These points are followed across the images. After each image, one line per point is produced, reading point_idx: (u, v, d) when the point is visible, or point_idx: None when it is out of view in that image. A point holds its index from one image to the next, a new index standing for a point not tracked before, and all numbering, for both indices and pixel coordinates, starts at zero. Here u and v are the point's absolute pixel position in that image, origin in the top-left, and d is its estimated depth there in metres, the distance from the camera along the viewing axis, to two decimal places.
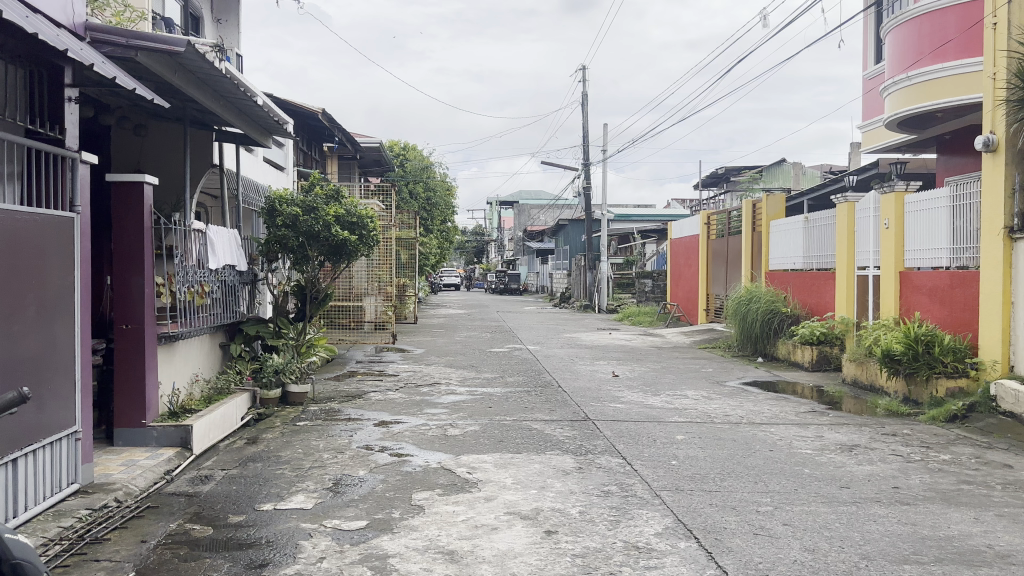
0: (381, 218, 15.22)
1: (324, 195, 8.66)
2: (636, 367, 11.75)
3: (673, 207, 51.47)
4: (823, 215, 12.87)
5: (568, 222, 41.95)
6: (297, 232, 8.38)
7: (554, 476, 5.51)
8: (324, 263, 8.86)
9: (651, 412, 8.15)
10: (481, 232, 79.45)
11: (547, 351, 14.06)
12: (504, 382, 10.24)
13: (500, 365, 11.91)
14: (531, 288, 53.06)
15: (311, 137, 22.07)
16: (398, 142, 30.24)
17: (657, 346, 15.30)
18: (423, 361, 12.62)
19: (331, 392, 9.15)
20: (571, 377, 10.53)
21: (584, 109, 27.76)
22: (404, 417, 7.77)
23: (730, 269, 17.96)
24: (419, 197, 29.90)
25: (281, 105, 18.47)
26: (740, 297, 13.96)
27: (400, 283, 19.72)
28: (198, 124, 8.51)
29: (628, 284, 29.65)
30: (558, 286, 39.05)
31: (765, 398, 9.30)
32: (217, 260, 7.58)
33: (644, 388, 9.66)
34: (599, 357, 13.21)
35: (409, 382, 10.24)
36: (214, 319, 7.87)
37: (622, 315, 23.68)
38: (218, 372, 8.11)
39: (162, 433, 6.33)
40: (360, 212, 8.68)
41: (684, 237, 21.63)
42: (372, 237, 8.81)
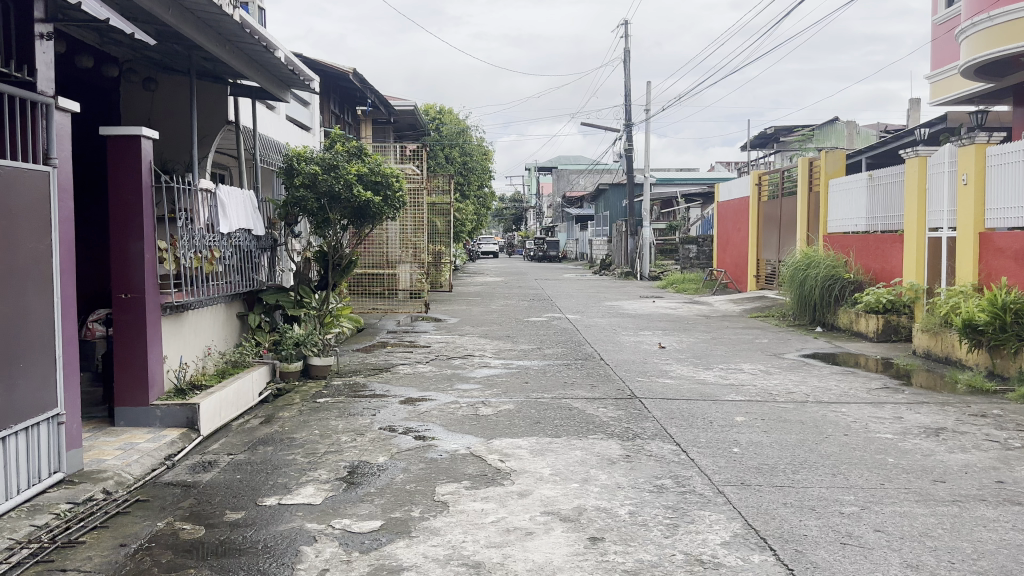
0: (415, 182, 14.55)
1: (346, 152, 7.98)
2: (684, 338, 10.96)
3: (717, 171, 49.91)
4: (889, 173, 11.82)
5: (608, 187, 40.83)
6: (317, 192, 7.71)
7: (598, 467, 4.80)
8: (347, 227, 8.21)
9: (705, 390, 7.39)
10: (519, 198, 78.48)
11: (588, 321, 13.33)
12: (542, 354, 9.54)
13: (538, 336, 11.21)
14: (570, 255, 52.13)
15: (343, 99, 21.41)
16: (434, 106, 29.44)
17: (704, 315, 14.44)
18: (458, 331, 11.99)
19: (357, 365, 8.56)
20: (614, 349, 9.80)
21: (626, 68, 26.60)
22: (433, 393, 7.13)
23: (783, 233, 16.94)
24: (455, 162, 29.15)
25: (311, 65, 17.82)
26: (796, 263, 13.04)
27: (435, 250, 19.09)
28: (210, 76, 7.88)
29: (671, 250, 28.65)
30: (598, 253, 38.11)
31: (829, 373, 8.46)
32: (229, 223, 6.98)
33: (694, 361, 8.89)
34: (644, 326, 12.44)
35: (441, 354, 9.61)
36: (230, 288, 7.30)
37: (665, 283, 22.77)
38: (235, 344, 7.56)
39: (166, 413, 5.80)
40: (385, 171, 7.99)
41: (733, 200, 20.56)
42: (399, 197, 8.13)
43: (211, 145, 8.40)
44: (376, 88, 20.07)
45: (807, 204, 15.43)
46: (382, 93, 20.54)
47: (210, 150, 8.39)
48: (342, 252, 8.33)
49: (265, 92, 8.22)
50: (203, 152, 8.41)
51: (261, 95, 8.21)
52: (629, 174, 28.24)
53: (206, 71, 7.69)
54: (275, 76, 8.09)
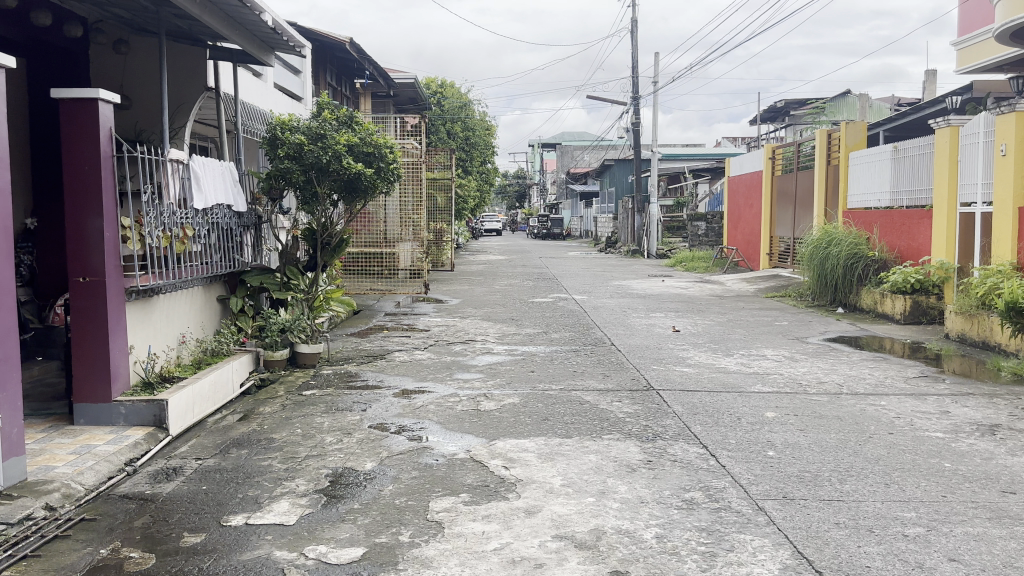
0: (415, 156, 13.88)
1: (334, 121, 7.26)
2: (699, 320, 10.33)
3: (723, 146, 49.05)
4: (917, 144, 11.09)
5: (614, 162, 40.03)
6: (303, 165, 7.00)
7: (617, 476, 4.18)
8: (338, 202, 7.52)
9: (727, 380, 6.76)
10: (522, 175, 77.58)
11: (596, 301, 12.72)
12: (548, 339, 8.93)
13: (544, 318, 10.60)
14: (575, 232, 51.39)
15: (341, 71, 20.65)
16: (435, 80, 28.65)
17: (717, 295, 13.80)
18: (459, 313, 11.38)
19: (350, 352, 7.95)
20: (625, 333, 9.17)
21: (634, 38, 25.75)
22: (431, 384, 6.51)
23: (800, 209, 16.25)
24: (457, 137, 28.39)
25: (305, 34, 17.06)
26: (815, 240, 12.37)
27: (437, 227, 18.44)
28: (187, 38, 7.18)
29: (679, 227, 27.95)
30: (603, 230, 37.42)
31: (859, 360, 7.82)
32: (204, 198, 6.31)
33: (712, 346, 8.26)
34: (655, 307, 11.83)
35: (441, 338, 8.99)
36: (207, 269, 6.64)
37: (673, 261, 22.11)
38: (215, 331, 6.91)
39: (131, 410, 5.19)
40: (379, 142, 7.28)
41: (745, 175, 19.82)
42: (394, 171, 7.44)
43: (188, 114, 7.64)
44: (374, 59, 19.32)
45: (825, 179, 14.74)
46: (380, 64, 19.78)
47: (187, 120, 7.62)
48: (333, 230, 7.66)
49: (246, 56, 7.48)
50: (180, 122, 7.66)
51: (242, 58, 7.47)
52: (636, 148, 27.46)
53: (180, 31, 6.98)
54: (257, 37, 7.35)
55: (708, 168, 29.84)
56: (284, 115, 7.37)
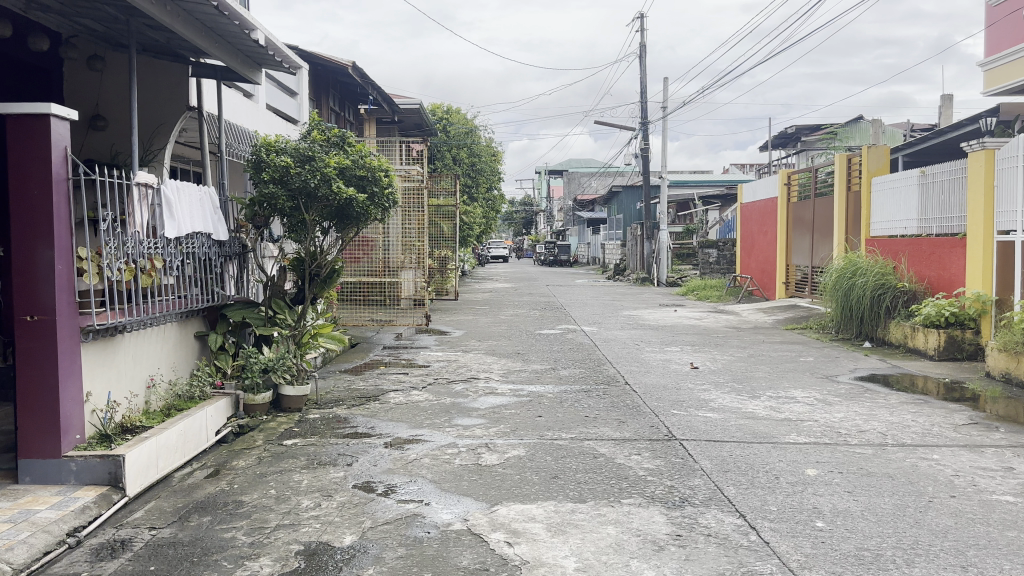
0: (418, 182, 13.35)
1: (325, 142, 6.69)
2: (718, 355, 9.66)
3: (732, 173, 48.65)
4: (946, 168, 10.51)
5: (622, 189, 39.50)
6: (290, 190, 6.41)
7: (642, 557, 3.51)
8: (329, 230, 6.93)
9: (757, 428, 6.08)
10: (529, 202, 77.19)
11: (606, 334, 12.06)
12: (557, 377, 8.27)
13: (552, 353, 9.94)
14: (582, 260, 50.77)
15: (344, 96, 20.23)
16: (441, 106, 28.30)
17: (734, 327, 13.13)
18: (462, 346, 10.73)
19: (341, 392, 7.30)
20: (640, 371, 8.50)
21: (643, 63, 25.35)
22: (426, 432, 5.85)
23: (818, 237, 15.62)
24: (463, 163, 27.93)
25: (306, 57, 16.63)
26: (838, 270, 11.72)
27: (441, 255, 17.85)
28: (167, 54, 6.64)
29: (689, 255, 27.29)
30: (612, 258, 36.80)
31: (898, 403, 7.14)
32: (177, 227, 5.71)
33: (735, 387, 7.60)
34: (670, 341, 11.15)
35: (440, 375, 8.34)
36: (182, 304, 6.03)
37: (685, 289, 21.44)
38: (191, 371, 6.30)
39: (83, 467, 4.56)
40: (373, 165, 6.71)
41: (758, 202, 19.19)
42: (390, 196, 6.86)
43: (169, 135, 7.08)
44: (377, 83, 18.89)
45: (845, 205, 14.16)
46: (384, 89, 19.35)
47: (167, 142, 7.07)
48: (324, 260, 7.06)
49: (231, 73, 6.93)
50: (159, 144, 7.11)
51: (226, 75, 6.92)
52: (645, 175, 26.92)
53: (158, 46, 6.45)
54: (243, 54, 6.81)
55: (718, 195, 29.25)
56: (270, 135, 6.80)
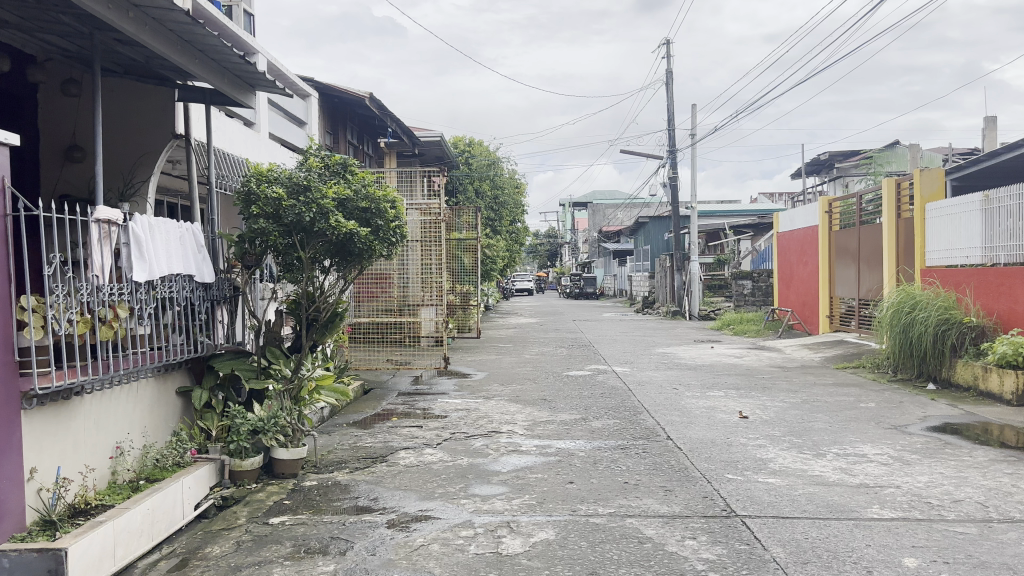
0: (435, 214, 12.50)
1: (321, 170, 5.89)
2: (768, 402, 8.70)
3: (760, 202, 47.57)
4: (1016, 190, 9.53)
5: (649, 220, 38.59)
6: (283, 225, 5.59)
7: None
8: (330, 270, 6.11)
9: (831, 500, 5.11)
10: (554, 234, 76.48)
11: (641, 375, 11.12)
12: (589, 430, 7.35)
13: (583, 399, 9.03)
14: (608, 292, 49.76)
15: (363, 129, 19.67)
16: (463, 138, 27.77)
17: (779, 366, 12.13)
18: (484, 392, 9.85)
19: (345, 452, 6.45)
20: (682, 422, 7.55)
21: (670, 90, 24.63)
22: (437, 505, 4.97)
23: (867, 269, 14.63)
24: (485, 195, 27.25)
25: (321, 89, 16.08)
26: (895, 303, 10.70)
27: (463, 291, 17.07)
28: (150, 77, 5.97)
29: (719, 287, 26.24)
30: (640, 290, 35.80)
31: (989, 462, 6.12)
32: (149, 270, 4.95)
33: (796, 444, 6.62)
34: (711, 383, 10.20)
35: (459, 428, 7.47)
36: (158, 357, 5.25)
37: (720, 323, 20.44)
38: (170, 434, 5.49)
39: (16, 564, 3.73)
40: (376, 195, 5.90)
41: (797, 231, 18.19)
42: (396, 231, 6.06)
43: (154, 166, 6.41)
44: (396, 115, 18.30)
45: (895, 233, 13.17)
46: (403, 120, 18.75)
47: (152, 173, 6.40)
48: (324, 303, 6.24)
49: (222, 96, 6.22)
50: (142, 176, 6.43)
51: (217, 99, 6.22)
52: (674, 205, 26.04)
53: (139, 67, 5.77)
54: (234, 75, 6.10)
55: (750, 224, 28.23)
56: (262, 163, 6.02)
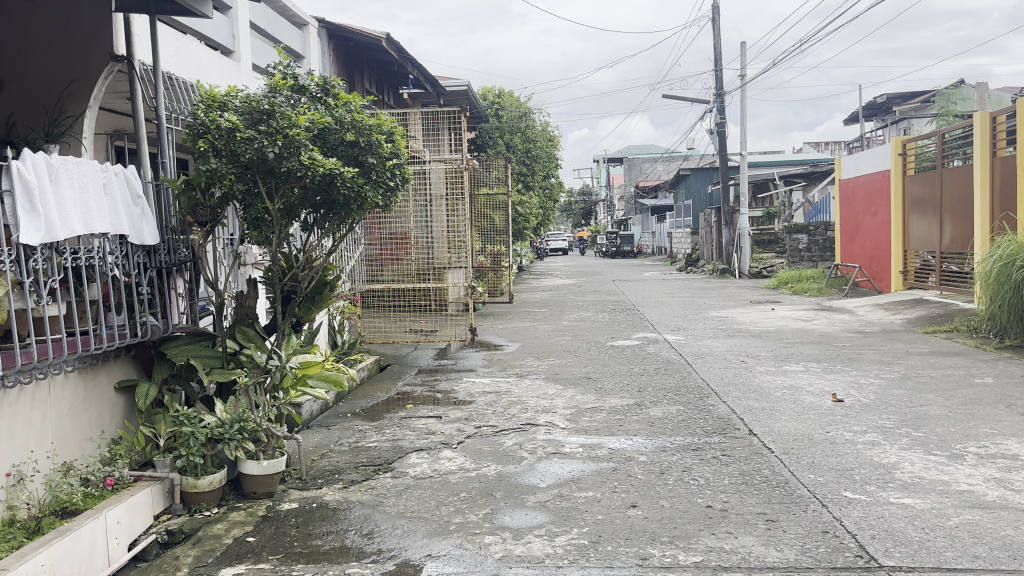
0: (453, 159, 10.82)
1: (289, 92, 4.44)
2: (861, 381, 7.16)
3: (806, 152, 45.16)
4: None
5: (690, 172, 36.51)
6: (241, 165, 4.17)
7: None
8: (311, 225, 4.64)
9: (1004, 536, 3.59)
10: (589, 191, 74.30)
11: (699, 344, 9.64)
12: (649, 419, 5.94)
13: (636, 377, 7.60)
14: (647, 251, 47.84)
15: (383, 77, 18.16)
16: (492, 89, 26.13)
17: (858, 332, 10.54)
18: (517, 368, 8.45)
19: (341, 458, 5.08)
20: (763, 409, 6.09)
21: (716, 29, 22.65)
22: (451, 548, 3.58)
23: (952, 218, 12.84)
24: (517, 149, 25.61)
25: (334, 30, 14.57)
26: (1004, 256, 8.97)
27: (494, 252, 15.63)
28: None
29: (770, 242, 24.33)
30: (682, 247, 34.03)
31: None
32: (47, 226, 3.57)
33: (922, 444, 5.10)
34: (784, 354, 8.69)
35: (488, 417, 6.09)
36: (79, 349, 3.90)
37: (775, 281, 18.75)
38: (104, 444, 4.18)
39: None
40: (361, 123, 4.43)
41: (864, 178, 16.33)
42: (393, 173, 4.59)
43: (89, 96, 5.00)
44: (418, 60, 16.70)
45: (992, 177, 11.25)
46: (425, 66, 17.14)
47: (88, 104, 5.02)
48: (300, 272, 4.73)
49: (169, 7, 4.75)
50: (78, 108, 5.06)
51: (166, 9, 4.64)
52: (721, 154, 24.14)
53: None
54: None
55: (802, 173, 26.19)
56: (218, 89, 4.58)
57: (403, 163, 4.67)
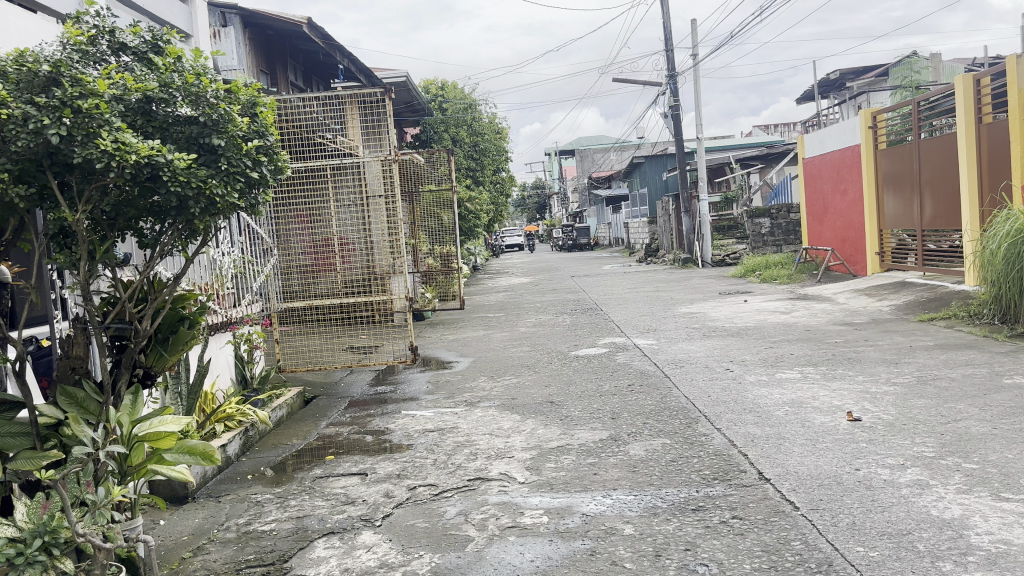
0: (383, 146, 9.08)
1: (98, 49, 3.16)
2: (873, 390, 6.02)
3: (757, 135, 44.67)
4: None
5: (644, 159, 35.51)
6: (20, 157, 2.78)
7: None
8: (147, 241, 3.30)
9: None
10: (542, 185, 73.18)
11: (674, 349, 8.45)
12: (629, 461, 4.67)
13: (607, 398, 6.34)
14: (604, 243, 46.91)
15: (312, 69, 16.67)
16: (434, 81, 24.75)
17: (846, 324, 9.48)
18: (466, 393, 7.14)
19: (218, 557, 3.73)
20: (770, 439, 4.89)
21: (665, 8, 21.61)
22: None
23: (931, 192, 11.89)
24: (464, 143, 24.26)
25: (249, 16, 13.07)
26: (1012, 233, 7.93)
27: (442, 253, 14.27)
28: None
29: (731, 227, 23.41)
30: (639, 237, 33.06)
31: None
32: None
33: (986, 484, 3.92)
34: (774, 357, 7.54)
35: (426, 470, 4.76)
36: None
37: (742, 269, 17.76)
38: None
39: None
40: (200, 88, 3.14)
41: (830, 154, 15.39)
42: (257, 159, 3.27)
43: None
44: (346, 48, 15.20)
45: (978, 147, 10.28)
46: (356, 55, 15.63)
47: None
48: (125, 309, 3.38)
49: None
50: None
51: None
52: (676, 139, 23.10)
53: None
54: None
55: (758, 155, 25.35)
56: None
57: (271, 145, 3.35)
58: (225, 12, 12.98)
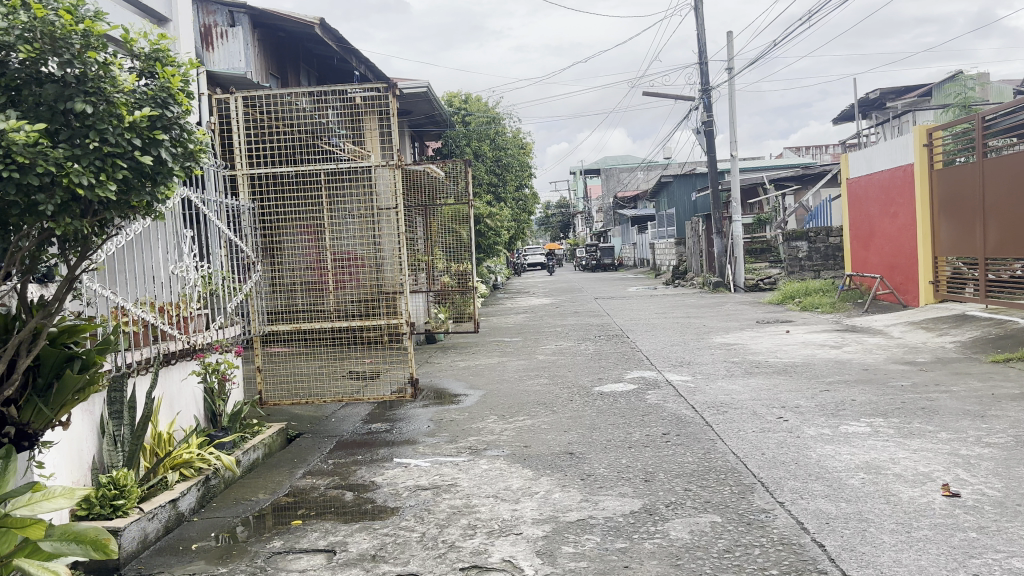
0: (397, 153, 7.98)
1: None
2: (966, 453, 4.91)
3: (789, 157, 43.49)
4: None
5: (673, 178, 34.40)
6: None
7: None
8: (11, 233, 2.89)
9: None
10: (566, 204, 72.23)
11: (713, 389, 7.37)
12: (669, 548, 3.61)
13: (636, 452, 5.29)
14: (628, 264, 45.81)
15: (326, 75, 15.86)
16: (457, 94, 23.93)
17: (908, 363, 8.36)
18: (471, 436, 6.13)
19: None
20: (851, 524, 3.81)
21: (700, 20, 20.64)
22: None
23: (994, 217, 10.75)
24: (486, 158, 23.37)
25: (258, 16, 12.27)
26: None
27: (459, 272, 13.30)
28: None
29: (764, 250, 22.24)
30: (666, 259, 31.94)
31: None
32: None
33: None
34: (832, 403, 6.45)
35: (407, 550, 3.75)
36: None
37: (779, 295, 16.61)
38: None
39: None
40: (62, 30, 2.82)
41: (879, 174, 14.26)
42: (151, 137, 3.04)
43: None
44: (362, 53, 14.39)
45: None
46: (372, 61, 14.80)
47: None
48: None
49: None
50: None
51: None
52: (708, 156, 22.04)
53: None
54: None
55: (794, 176, 24.20)
56: None
57: (170, 118, 3.13)
58: (234, 11, 12.20)
